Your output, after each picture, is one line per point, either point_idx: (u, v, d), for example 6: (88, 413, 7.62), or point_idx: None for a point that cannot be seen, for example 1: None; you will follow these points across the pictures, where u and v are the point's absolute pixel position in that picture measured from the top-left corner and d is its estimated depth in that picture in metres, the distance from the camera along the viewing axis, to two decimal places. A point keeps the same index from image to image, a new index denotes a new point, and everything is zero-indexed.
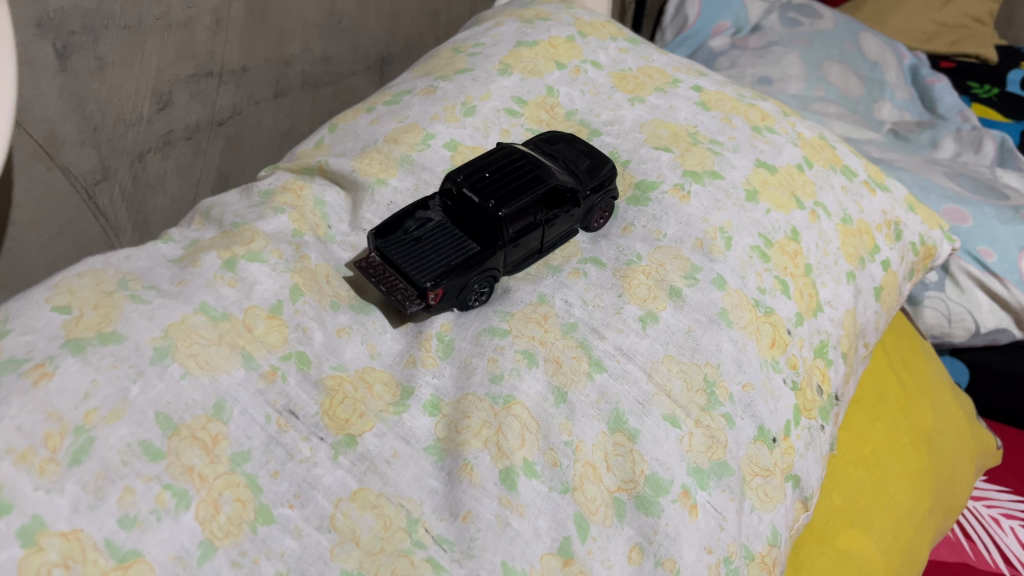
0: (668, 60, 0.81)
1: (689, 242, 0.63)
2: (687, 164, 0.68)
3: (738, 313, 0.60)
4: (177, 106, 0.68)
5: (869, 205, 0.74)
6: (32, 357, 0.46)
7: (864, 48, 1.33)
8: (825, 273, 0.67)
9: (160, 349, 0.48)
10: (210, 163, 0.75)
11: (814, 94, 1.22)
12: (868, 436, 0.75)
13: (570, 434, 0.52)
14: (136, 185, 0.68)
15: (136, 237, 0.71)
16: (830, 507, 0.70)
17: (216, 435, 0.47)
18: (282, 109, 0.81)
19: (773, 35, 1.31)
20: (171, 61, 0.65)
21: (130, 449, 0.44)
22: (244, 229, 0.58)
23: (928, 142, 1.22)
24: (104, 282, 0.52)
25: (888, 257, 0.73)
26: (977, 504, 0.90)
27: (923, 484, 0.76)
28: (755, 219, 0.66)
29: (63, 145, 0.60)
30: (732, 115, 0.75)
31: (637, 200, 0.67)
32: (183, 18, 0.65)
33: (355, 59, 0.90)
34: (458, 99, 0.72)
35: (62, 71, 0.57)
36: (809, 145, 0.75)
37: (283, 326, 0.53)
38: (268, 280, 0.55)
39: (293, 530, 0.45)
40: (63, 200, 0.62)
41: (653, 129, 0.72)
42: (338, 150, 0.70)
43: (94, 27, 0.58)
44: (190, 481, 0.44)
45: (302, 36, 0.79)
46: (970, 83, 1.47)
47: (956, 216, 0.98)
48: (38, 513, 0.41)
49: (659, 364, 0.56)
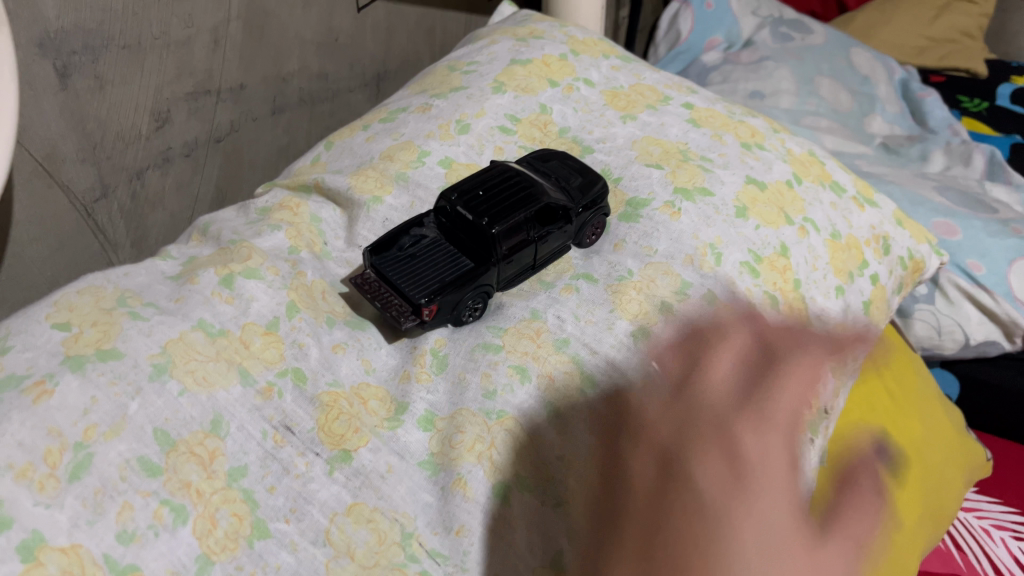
0: (660, 77, 0.82)
1: (679, 258, 0.64)
2: (678, 181, 0.69)
3: (728, 328, 0.61)
4: (175, 123, 0.69)
5: (859, 220, 0.75)
6: (32, 374, 0.47)
7: (854, 62, 1.35)
8: (814, 288, 0.68)
9: (158, 366, 0.49)
10: (208, 180, 0.76)
11: (806, 108, 1.24)
12: (858, 448, 0.76)
13: (562, 448, 0.52)
14: (135, 202, 0.69)
15: (135, 253, 0.71)
16: (821, 517, 0.70)
17: (213, 451, 0.47)
18: (279, 125, 0.82)
19: (765, 50, 1.32)
20: (170, 79, 0.67)
21: (129, 465, 0.45)
22: (241, 246, 0.59)
23: (918, 155, 1.23)
24: (103, 299, 0.53)
25: (877, 272, 0.74)
26: (967, 515, 0.91)
27: (912, 496, 0.76)
28: (745, 235, 0.67)
29: (63, 162, 0.61)
30: (723, 132, 0.76)
31: (628, 217, 0.68)
32: (182, 37, 0.66)
33: (351, 76, 0.91)
34: (453, 116, 0.73)
35: (62, 90, 0.58)
36: (798, 161, 0.76)
37: (279, 343, 0.54)
38: (265, 297, 0.56)
39: (289, 544, 0.46)
40: (62, 216, 0.63)
41: (645, 146, 0.73)
42: (334, 166, 0.71)
43: (94, 47, 0.59)
44: (188, 496, 0.45)
45: (300, 53, 0.80)
46: (960, 97, 1.49)
47: (946, 230, 0.99)
48: (38, 528, 0.41)
49: (651, 379, 0.56)
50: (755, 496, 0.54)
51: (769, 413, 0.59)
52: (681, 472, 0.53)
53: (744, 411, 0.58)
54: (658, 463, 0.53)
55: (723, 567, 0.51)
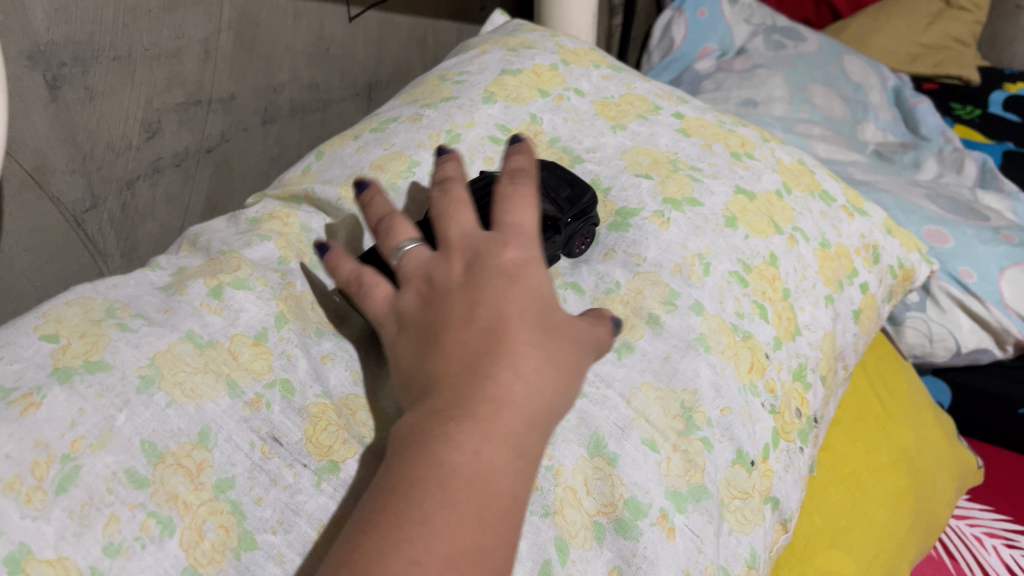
0: (650, 87, 0.83)
1: (668, 267, 0.64)
2: (667, 191, 0.70)
3: (716, 338, 0.61)
4: (166, 133, 0.69)
5: (848, 229, 0.75)
6: (20, 386, 0.47)
7: (847, 70, 1.35)
8: (804, 297, 0.68)
9: (146, 377, 0.49)
10: (199, 190, 0.76)
11: (798, 115, 1.24)
12: (848, 456, 0.76)
13: (551, 458, 0.52)
14: (125, 213, 0.69)
15: (125, 263, 0.71)
16: (810, 527, 0.71)
17: (201, 462, 0.47)
18: (270, 135, 0.83)
19: (758, 58, 1.33)
20: (160, 90, 0.67)
21: (116, 477, 0.44)
22: (230, 256, 0.60)
23: (911, 163, 1.24)
24: (92, 310, 0.53)
25: (867, 280, 0.75)
26: (960, 523, 0.91)
27: (901, 504, 0.77)
28: (734, 245, 0.67)
29: (53, 174, 0.61)
30: (712, 142, 0.77)
31: (617, 227, 0.68)
32: (172, 49, 0.67)
33: (343, 86, 0.91)
34: (443, 126, 0.73)
35: (52, 102, 0.58)
36: (787, 171, 0.77)
37: (268, 354, 0.54)
38: (254, 307, 0.56)
39: (276, 555, 0.46)
40: (52, 228, 0.63)
41: (635, 156, 0.74)
42: (325, 176, 0.71)
43: (83, 59, 0.59)
44: (175, 508, 0.45)
45: (291, 64, 0.81)
46: (953, 104, 1.50)
47: (937, 237, 0.99)
48: (25, 541, 0.41)
49: (638, 391, 0.57)
50: (531, 266, 0.51)
51: (517, 228, 0.53)
52: (484, 269, 0.49)
53: (499, 234, 0.52)
54: (417, 340, 0.49)
55: (509, 392, 0.44)
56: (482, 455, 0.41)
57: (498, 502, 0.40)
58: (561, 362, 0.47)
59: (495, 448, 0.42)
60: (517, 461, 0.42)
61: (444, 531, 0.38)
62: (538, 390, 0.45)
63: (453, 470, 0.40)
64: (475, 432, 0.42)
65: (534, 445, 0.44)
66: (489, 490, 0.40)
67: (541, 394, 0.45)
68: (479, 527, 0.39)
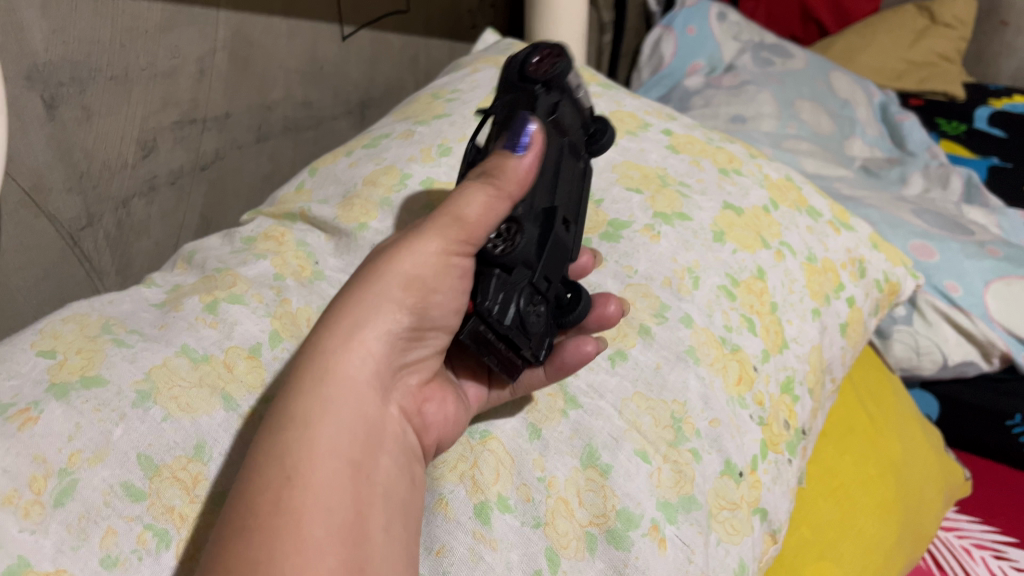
0: (639, 104, 0.85)
1: (658, 280, 0.66)
2: (657, 206, 0.71)
3: (705, 350, 0.63)
4: (161, 152, 0.70)
5: (835, 244, 0.77)
6: (17, 402, 0.48)
7: (834, 86, 1.37)
8: (791, 311, 0.69)
9: (142, 392, 0.49)
10: (194, 207, 0.77)
11: (786, 131, 1.25)
12: (835, 469, 0.77)
13: (543, 469, 0.54)
14: (121, 230, 0.69)
15: (120, 281, 0.71)
16: (799, 539, 0.71)
17: (196, 475, 0.48)
18: (264, 152, 0.84)
19: (746, 75, 1.34)
20: (156, 109, 0.68)
21: (112, 490, 0.45)
22: (226, 274, 0.61)
23: (897, 178, 1.25)
24: (88, 326, 0.54)
25: (853, 294, 0.76)
26: (949, 535, 0.91)
27: (890, 516, 0.77)
28: (722, 259, 0.69)
29: (49, 192, 0.61)
30: (701, 158, 0.78)
31: (609, 236, 0.69)
32: (168, 68, 0.68)
33: (335, 103, 0.93)
34: (435, 141, 0.74)
35: (50, 121, 0.59)
36: (774, 187, 0.78)
37: (262, 368, 0.55)
38: (249, 321, 0.57)
39: None
40: (49, 245, 0.63)
41: (625, 170, 0.74)
42: (320, 194, 0.72)
43: (81, 78, 0.60)
44: (171, 521, 0.46)
45: (284, 82, 0.82)
46: (939, 120, 1.51)
47: (923, 251, 1.01)
48: (23, 554, 0.41)
49: (628, 402, 0.58)
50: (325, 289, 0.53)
51: None
52: None
53: None
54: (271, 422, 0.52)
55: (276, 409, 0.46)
56: (259, 459, 0.43)
57: (282, 487, 0.42)
58: (338, 322, 0.48)
59: (269, 462, 0.43)
60: (296, 434, 0.44)
61: (229, 551, 0.40)
62: (315, 360, 0.47)
63: (237, 500, 0.42)
64: (253, 461, 0.44)
65: (321, 404, 0.45)
66: (267, 484, 0.42)
67: (318, 361, 0.47)
68: (260, 523, 0.40)
